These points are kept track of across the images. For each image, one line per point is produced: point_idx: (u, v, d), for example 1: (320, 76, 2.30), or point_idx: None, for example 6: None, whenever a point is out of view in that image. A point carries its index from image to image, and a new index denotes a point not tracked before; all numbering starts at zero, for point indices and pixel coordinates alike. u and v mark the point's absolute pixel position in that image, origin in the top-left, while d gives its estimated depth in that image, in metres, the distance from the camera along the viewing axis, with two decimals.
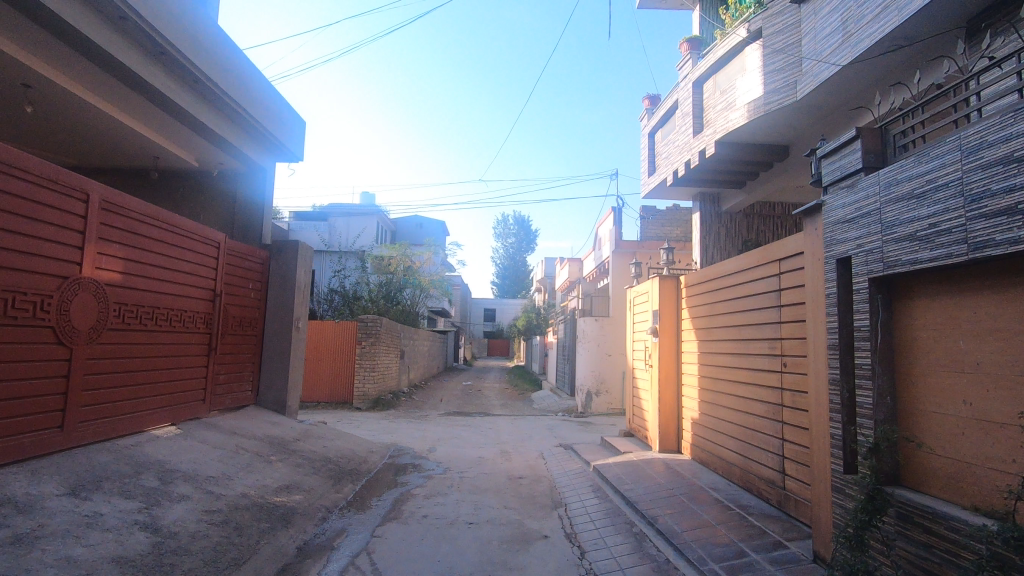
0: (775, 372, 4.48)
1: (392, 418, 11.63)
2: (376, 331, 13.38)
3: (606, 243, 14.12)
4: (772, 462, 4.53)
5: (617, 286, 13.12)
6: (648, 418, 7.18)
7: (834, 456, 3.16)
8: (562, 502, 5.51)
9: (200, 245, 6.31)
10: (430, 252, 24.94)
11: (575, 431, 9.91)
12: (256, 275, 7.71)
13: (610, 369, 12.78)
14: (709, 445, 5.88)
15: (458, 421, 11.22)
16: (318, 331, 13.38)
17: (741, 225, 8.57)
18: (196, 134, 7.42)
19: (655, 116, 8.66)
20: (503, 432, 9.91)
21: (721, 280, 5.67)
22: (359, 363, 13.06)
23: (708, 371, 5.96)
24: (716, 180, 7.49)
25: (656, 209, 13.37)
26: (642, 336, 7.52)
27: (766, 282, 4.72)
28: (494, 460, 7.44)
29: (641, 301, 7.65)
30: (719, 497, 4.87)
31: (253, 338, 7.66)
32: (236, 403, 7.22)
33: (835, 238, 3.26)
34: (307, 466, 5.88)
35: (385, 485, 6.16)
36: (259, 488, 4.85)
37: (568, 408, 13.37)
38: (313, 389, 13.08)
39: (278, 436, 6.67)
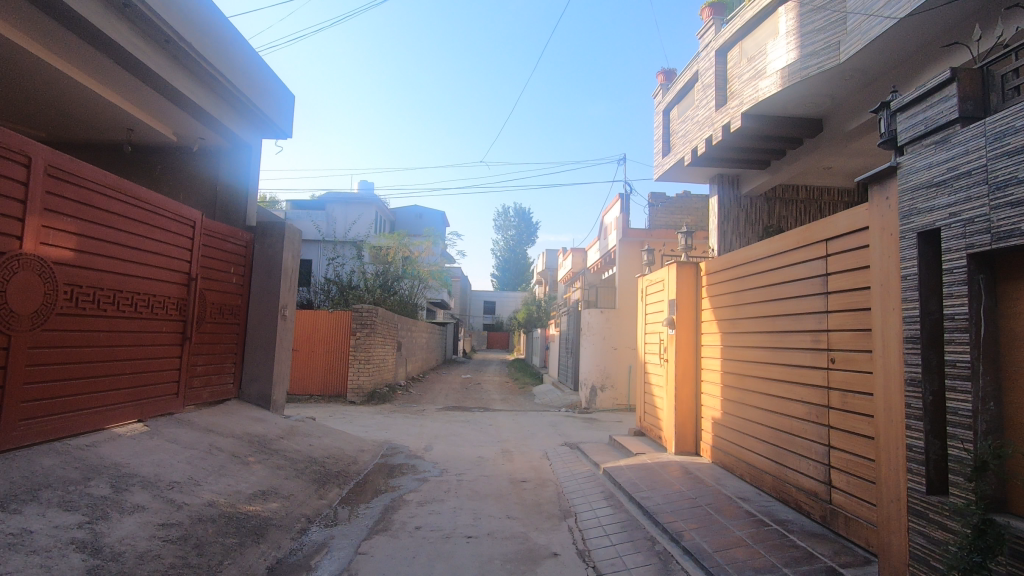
0: (821, 369, 3.90)
1: (387, 412, 11.08)
2: (371, 322, 12.81)
3: (613, 231, 13.54)
4: (813, 471, 3.96)
5: (624, 277, 12.52)
6: (662, 417, 6.63)
7: (912, 473, 2.60)
8: (571, 511, 4.95)
9: (172, 223, 5.71)
10: (430, 242, 24.39)
11: (580, 429, 9.36)
12: (239, 259, 7.12)
13: (616, 363, 12.23)
14: (733, 448, 5.32)
15: (457, 416, 10.67)
16: (311, 321, 12.83)
17: (762, 209, 7.97)
18: (172, 104, 6.79)
19: (671, 91, 8.00)
20: (504, 429, 9.37)
21: (750, 266, 5.09)
22: (354, 354, 12.50)
23: (733, 367, 5.39)
24: (739, 158, 6.88)
25: (666, 196, 12.76)
26: (656, 327, 6.96)
27: (808, 266, 4.14)
28: (495, 461, 6.89)
29: (655, 289, 7.07)
30: (751, 509, 4.31)
31: (235, 327, 7.08)
32: (215, 397, 6.66)
33: (916, 207, 2.67)
34: (288, 468, 5.31)
35: (375, 490, 5.60)
36: (230, 495, 4.28)
37: (571, 403, 12.83)
38: (305, 381, 12.56)
39: (259, 433, 6.10)
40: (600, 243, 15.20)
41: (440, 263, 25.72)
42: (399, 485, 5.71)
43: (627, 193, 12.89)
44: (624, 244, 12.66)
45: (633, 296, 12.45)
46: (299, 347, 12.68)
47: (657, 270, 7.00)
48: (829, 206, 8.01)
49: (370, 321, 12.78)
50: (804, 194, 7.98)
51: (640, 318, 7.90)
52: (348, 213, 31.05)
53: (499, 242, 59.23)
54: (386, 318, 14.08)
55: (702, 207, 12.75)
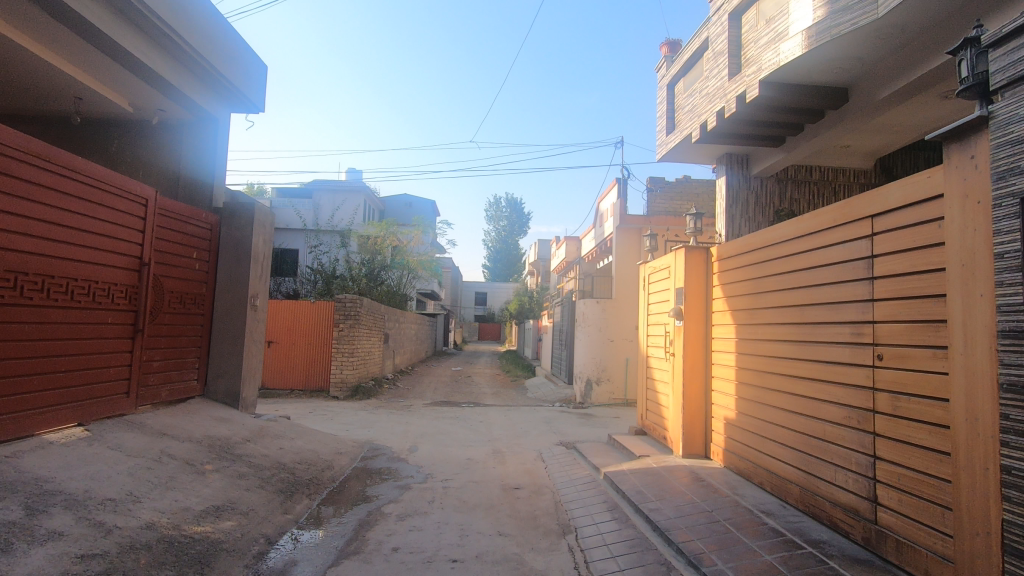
0: (865, 367, 3.35)
1: (372, 408, 10.48)
2: (356, 313, 12.17)
3: (609, 218, 12.97)
4: (852, 485, 3.44)
5: (621, 266, 11.95)
6: (668, 416, 6.08)
7: (1010, 502, 2.05)
8: (571, 526, 4.38)
9: (119, 200, 5.05)
10: (419, 231, 23.74)
11: (576, 426, 8.81)
12: (202, 243, 6.46)
13: (612, 356, 11.70)
14: (750, 453, 4.78)
15: (445, 412, 10.10)
16: (292, 312, 12.19)
17: (773, 192, 7.41)
18: (125, 71, 6.08)
19: (677, 63, 7.38)
20: (495, 426, 8.81)
21: (773, 250, 4.53)
22: (338, 346, 11.87)
23: (750, 363, 4.83)
24: (753, 133, 6.29)
25: (665, 181, 12.18)
26: (661, 318, 6.40)
27: (848, 248, 3.57)
28: (485, 464, 6.32)
29: (660, 277, 6.52)
30: (777, 525, 3.77)
31: (198, 318, 6.42)
32: (175, 395, 6.03)
33: (1016, 164, 2.09)
34: (250, 478, 4.70)
35: (351, 500, 5.00)
36: (174, 513, 3.67)
37: (565, 398, 12.29)
38: (287, 375, 11.94)
39: (222, 436, 5.47)
40: (595, 231, 14.61)
41: (430, 253, 25.05)
42: (376, 494, 5.12)
43: (625, 178, 12.30)
44: (621, 232, 12.08)
45: (630, 286, 11.89)
46: (280, 339, 12.07)
47: (663, 256, 6.45)
48: (844, 189, 7.49)
49: (355, 312, 12.13)
50: (817, 175, 7.44)
51: (641, 309, 7.35)
52: (335, 201, 30.25)
53: (490, 232, 58.50)
54: (371, 309, 13.44)
55: (703, 193, 12.18)
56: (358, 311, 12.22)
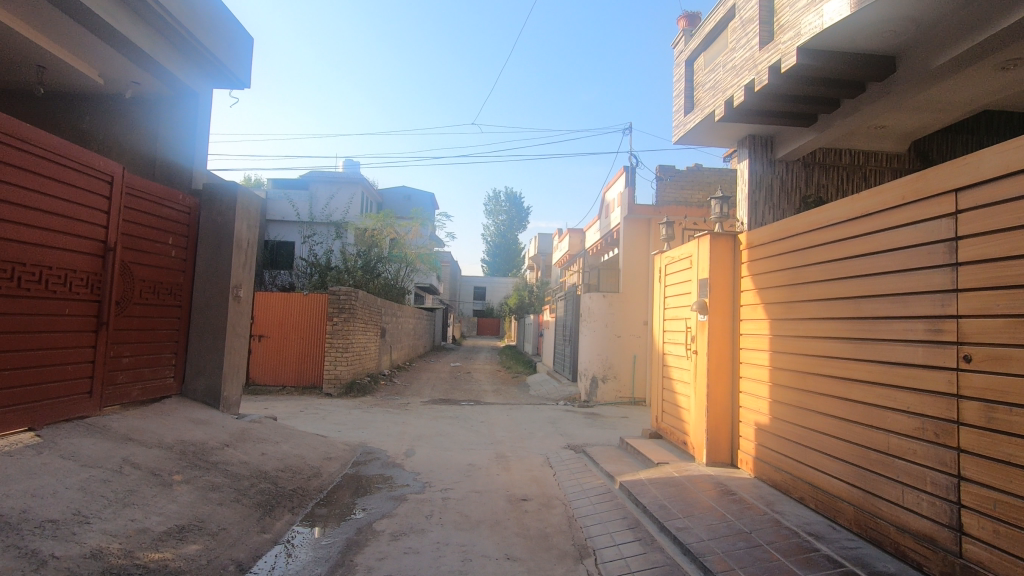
0: (946, 370, 2.83)
1: (367, 406, 9.96)
2: (351, 306, 11.62)
3: (616, 208, 12.43)
4: (925, 508, 2.92)
5: (628, 259, 11.40)
6: (689, 420, 5.55)
7: None
8: (588, 548, 3.85)
9: (79, 176, 4.48)
10: (417, 223, 23.17)
11: (583, 427, 8.29)
12: (178, 228, 5.90)
13: (619, 353, 11.19)
14: (787, 464, 4.26)
15: (444, 411, 9.59)
16: (284, 306, 11.66)
17: (799, 177, 6.87)
18: (94, 38, 5.50)
19: (697, 36, 6.82)
20: (497, 426, 8.29)
21: (820, 236, 3.99)
22: (331, 341, 11.33)
23: (789, 363, 4.30)
24: (784, 109, 5.73)
25: (675, 170, 11.62)
26: (681, 313, 5.87)
27: (922, 230, 3.04)
28: (487, 470, 5.79)
29: (680, 268, 5.98)
30: (830, 551, 3.25)
31: (174, 311, 5.88)
32: (148, 394, 5.49)
33: None
34: (225, 490, 4.16)
35: (338, 514, 4.47)
36: (128, 538, 3.13)
37: (569, 396, 11.79)
38: (278, 371, 11.42)
39: (197, 440, 4.93)
40: (600, 223, 14.06)
41: (428, 246, 24.50)
42: (367, 507, 4.58)
43: (633, 166, 11.73)
44: (629, 222, 11.51)
45: (638, 280, 11.35)
46: (271, 333, 11.55)
47: (683, 245, 5.91)
48: (875, 174, 7.00)
49: (349, 305, 11.58)
50: (846, 159, 6.93)
51: (656, 303, 6.82)
52: (332, 193, 29.64)
53: (489, 226, 57.89)
54: (367, 302, 12.89)
55: (714, 182, 11.63)
56: (352, 304, 11.66)
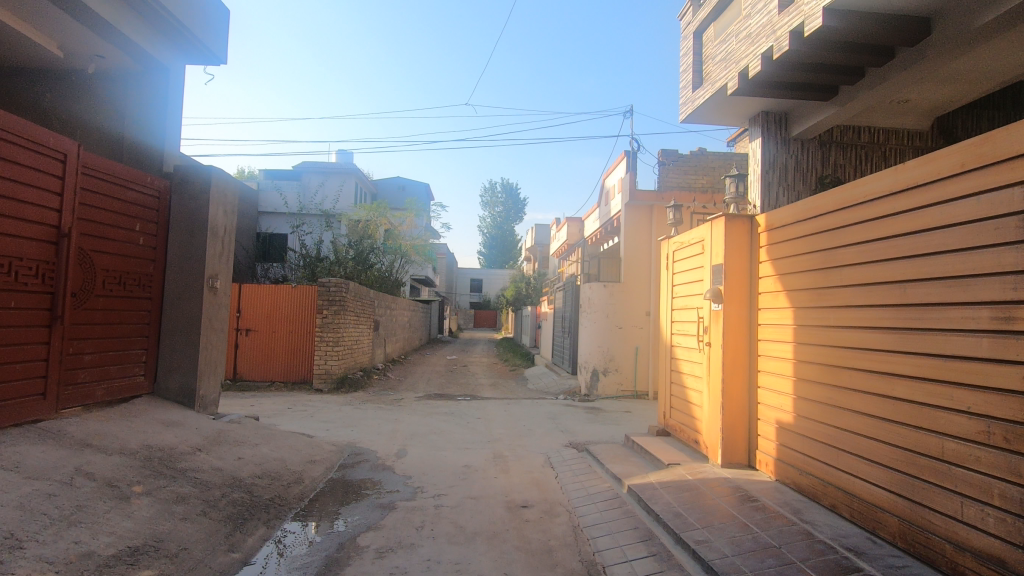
0: (1020, 365, 2.42)
1: (358, 402, 9.53)
2: (341, 298, 11.11)
3: (616, 195, 11.99)
4: (991, 525, 2.52)
5: (630, 248, 10.95)
6: (701, 417, 5.14)
7: None
8: (597, 565, 3.43)
9: (25, 153, 4.01)
10: (412, 213, 22.66)
11: (585, 423, 7.90)
12: (146, 213, 5.43)
13: (620, 344, 10.80)
14: (816, 467, 3.85)
15: (439, 407, 9.19)
16: (272, 298, 11.21)
17: (815, 156, 6.43)
18: (49, 5, 5.00)
19: (706, 5, 6.35)
20: (495, 423, 7.90)
21: (858, 213, 3.56)
22: (320, 336, 10.83)
23: (818, 355, 3.88)
24: (804, 80, 5.28)
25: (678, 154, 11.17)
26: (692, 302, 5.45)
27: (989, 202, 2.62)
28: (484, 473, 5.37)
29: (690, 255, 5.56)
30: (876, 571, 2.84)
31: (144, 303, 5.43)
32: (114, 394, 5.04)
33: None
34: (191, 502, 3.72)
35: (320, 523, 4.08)
36: (68, 565, 2.69)
37: (569, 389, 11.41)
38: (267, 366, 10.99)
39: (165, 444, 4.48)
40: (600, 211, 13.62)
41: (424, 237, 24.02)
42: (352, 516, 4.19)
43: (634, 150, 11.29)
44: (631, 209, 11.06)
45: (640, 269, 10.93)
46: (259, 327, 11.12)
47: (694, 229, 5.48)
48: (895, 153, 6.57)
49: (339, 297, 11.07)
50: (866, 137, 6.54)
51: (663, 293, 6.40)
52: (325, 184, 29.14)
53: (485, 218, 57.37)
54: (360, 294, 12.45)
55: (719, 167, 11.18)
56: (342, 296, 11.15)
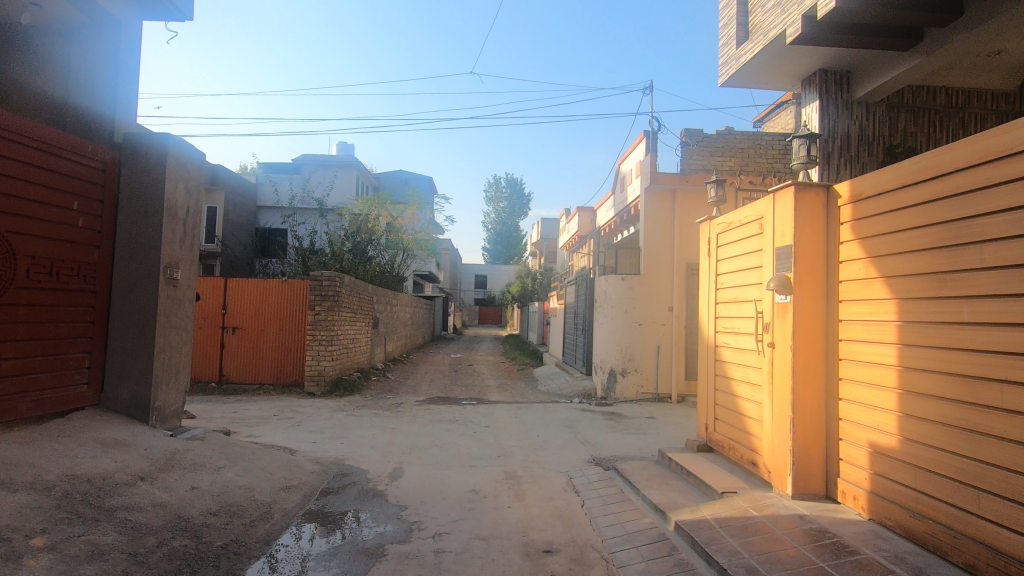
0: None
1: (353, 407, 8.63)
2: (335, 293, 10.16)
3: (634, 179, 11.02)
4: None
5: (651, 237, 9.98)
6: (761, 434, 4.20)
7: None
8: None
9: None
10: (414, 206, 21.72)
11: (606, 433, 6.98)
12: (87, 190, 4.53)
13: (640, 343, 9.88)
14: (940, 511, 2.91)
15: (443, 413, 8.30)
16: (260, 294, 10.31)
17: (883, 123, 5.46)
18: None
19: None
20: (505, 432, 6.99)
21: (1008, 168, 2.62)
22: (312, 334, 9.87)
23: (942, 363, 2.94)
24: (888, 18, 4.30)
25: (702, 134, 10.17)
26: (747, 294, 4.50)
27: None
28: (494, 501, 4.45)
29: (743, 237, 4.60)
30: None
31: (86, 298, 4.53)
32: (46, 408, 4.14)
33: None
34: (111, 560, 2.81)
35: (292, 562, 3.34)
36: None
37: (583, 391, 10.51)
38: (256, 368, 10.11)
39: (96, 473, 3.57)
40: (614, 198, 12.66)
41: (427, 230, 23.10)
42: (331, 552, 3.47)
43: (654, 131, 10.32)
44: (652, 194, 10.07)
45: (662, 260, 9.97)
46: (246, 326, 10.23)
47: (748, 206, 4.53)
48: (976, 118, 5.58)
49: (333, 292, 10.10)
50: (942, 100, 5.56)
51: (703, 285, 5.45)
52: (326, 177, 28.28)
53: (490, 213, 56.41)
54: (357, 290, 11.53)
55: (747, 148, 10.18)
56: (337, 291, 10.19)
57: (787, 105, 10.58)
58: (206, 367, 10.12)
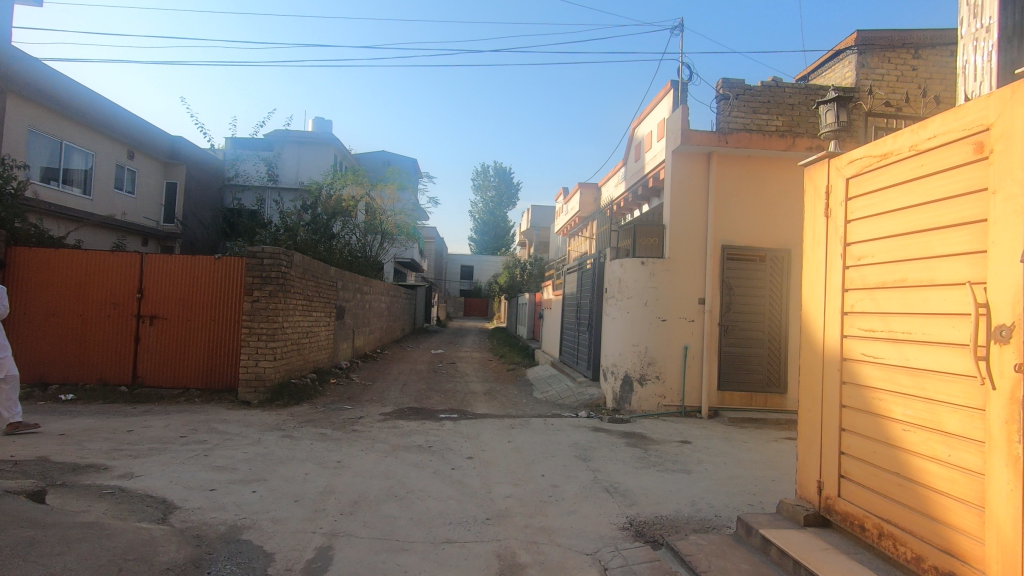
0: None
1: (294, 424, 6.56)
2: (281, 275, 7.94)
3: (656, 142, 8.99)
4: None
5: (679, 211, 8.06)
6: (984, 531, 2.27)
7: None
8: None
9: None
10: (394, 184, 19.55)
11: (637, 473, 5.02)
12: None
13: (663, 343, 7.96)
14: None
15: (413, 433, 6.28)
16: (187, 274, 8.15)
17: None
18: None
19: None
20: (495, 468, 5.00)
21: None
22: (249, 325, 7.72)
23: None
24: None
25: (744, 85, 8.19)
26: (939, 272, 2.55)
27: None
28: None
29: (931, 174, 2.64)
30: None
31: None
32: None
33: None
34: None
35: None
36: None
37: (589, 401, 8.59)
38: (180, 367, 8.03)
39: None
40: (627, 170, 10.66)
41: (410, 211, 20.95)
42: None
43: (683, 81, 8.37)
44: (680, 157, 8.10)
45: (690, 240, 8.06)
46: (169, 315, 8.11)
47: (946, 117, 2.57)
48: None
49: (278, 273, 7.87)
50: None
51: (813, 264, 3.48)
52: (300, 155, 26.03)
53: (478, 201, 54.27)
54: (313, 273, 9.38)
55: (800, 103, 8.21)
56: (283, 272, 7.97)
57: (846, 56, 8.75)
58: (117, 365, 8.03)
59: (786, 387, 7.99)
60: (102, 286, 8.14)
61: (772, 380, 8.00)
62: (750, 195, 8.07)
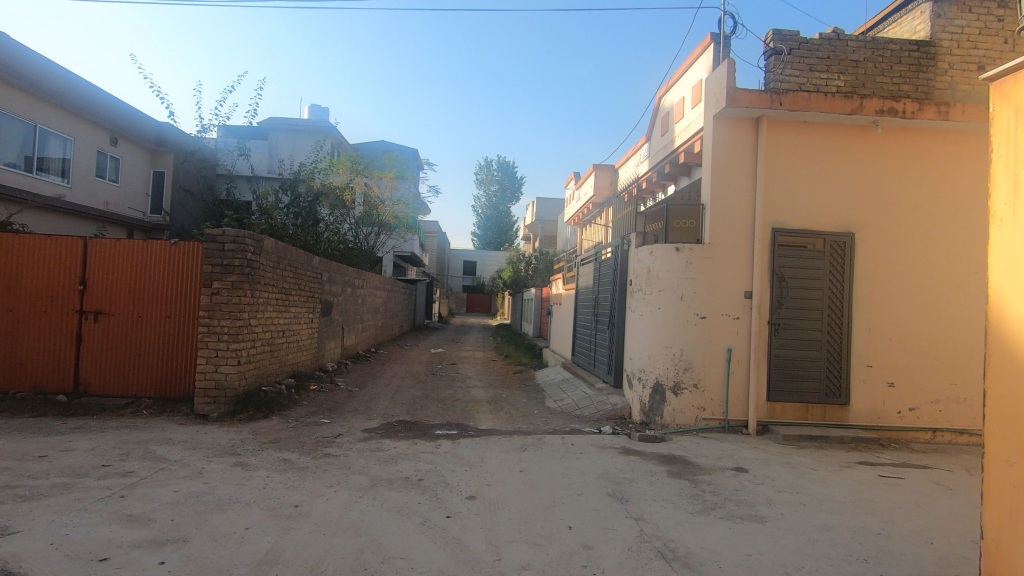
0: None
1: (254, 446, 5.28)
2: (246, 263, 6.65)
3: (691, 109, 7.66)
4: None
5: (721, 188, 6.75)
6: None
7: None
8: None
9: None
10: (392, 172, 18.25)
11: (695, 523, 3.74)
12: None
13: (702, 344, 6.66)
14: None
15: (400, 459, 5.00)
16: (137, 262, 6.88)
17: None
18: None
19: None
20: (505, 517, 3.72)
21: None
22: (207, 323, 6.44)
23: None
24: None
25: (798, 37, 6.86)
26: None
27: None
28: None
29: None
30: None
31: None
32: None
33: None
34: None
35: None
36: None
37: (612, 413, 7.31)
38: (129, 373, 6.78)
39: None
40: (651, 146, 9.33)
41: (409, 201, 19.65)
42: None
43: (726, 34, 7.07)
44: (723, 122, 6.79)
45: (734, 222, 6.75)
46: (116, 310, 6.85)
47: None
48: None
49: (242, 261, 6.58)
50: None
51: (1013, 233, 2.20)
52: (294, 144, 24.76)
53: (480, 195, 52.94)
54: (290, 262, 8.10)
55: (865, 59, 6.87)
56: (250, 259, 6.69)
57: (916, 5, 7.35)
58: (54, 370, 6.78)
59: (848, 397, 6.69)
60: (37, 276, 6.87)
61: (832, 390, 6.69)
62: (806, 168, 6.77)
